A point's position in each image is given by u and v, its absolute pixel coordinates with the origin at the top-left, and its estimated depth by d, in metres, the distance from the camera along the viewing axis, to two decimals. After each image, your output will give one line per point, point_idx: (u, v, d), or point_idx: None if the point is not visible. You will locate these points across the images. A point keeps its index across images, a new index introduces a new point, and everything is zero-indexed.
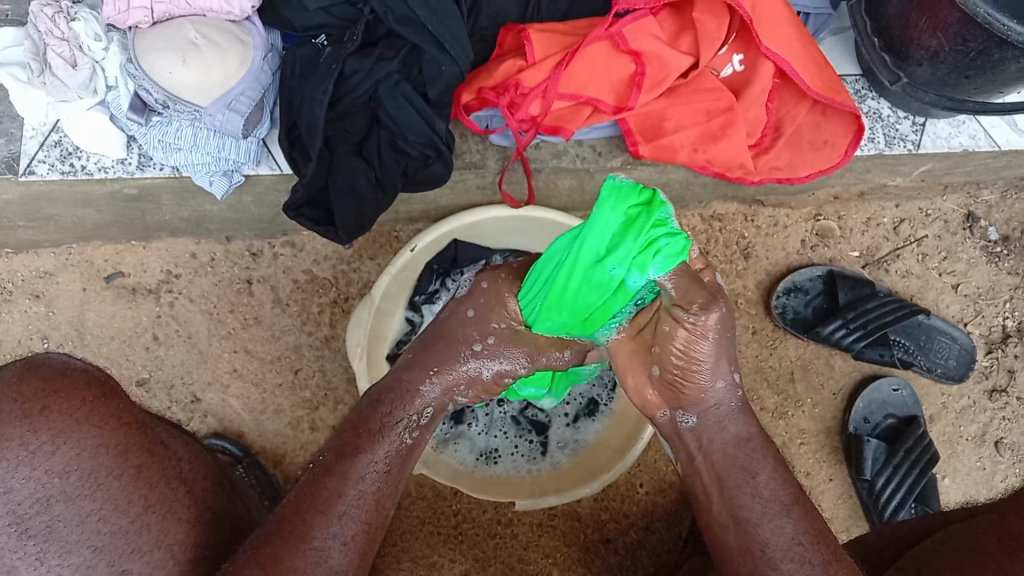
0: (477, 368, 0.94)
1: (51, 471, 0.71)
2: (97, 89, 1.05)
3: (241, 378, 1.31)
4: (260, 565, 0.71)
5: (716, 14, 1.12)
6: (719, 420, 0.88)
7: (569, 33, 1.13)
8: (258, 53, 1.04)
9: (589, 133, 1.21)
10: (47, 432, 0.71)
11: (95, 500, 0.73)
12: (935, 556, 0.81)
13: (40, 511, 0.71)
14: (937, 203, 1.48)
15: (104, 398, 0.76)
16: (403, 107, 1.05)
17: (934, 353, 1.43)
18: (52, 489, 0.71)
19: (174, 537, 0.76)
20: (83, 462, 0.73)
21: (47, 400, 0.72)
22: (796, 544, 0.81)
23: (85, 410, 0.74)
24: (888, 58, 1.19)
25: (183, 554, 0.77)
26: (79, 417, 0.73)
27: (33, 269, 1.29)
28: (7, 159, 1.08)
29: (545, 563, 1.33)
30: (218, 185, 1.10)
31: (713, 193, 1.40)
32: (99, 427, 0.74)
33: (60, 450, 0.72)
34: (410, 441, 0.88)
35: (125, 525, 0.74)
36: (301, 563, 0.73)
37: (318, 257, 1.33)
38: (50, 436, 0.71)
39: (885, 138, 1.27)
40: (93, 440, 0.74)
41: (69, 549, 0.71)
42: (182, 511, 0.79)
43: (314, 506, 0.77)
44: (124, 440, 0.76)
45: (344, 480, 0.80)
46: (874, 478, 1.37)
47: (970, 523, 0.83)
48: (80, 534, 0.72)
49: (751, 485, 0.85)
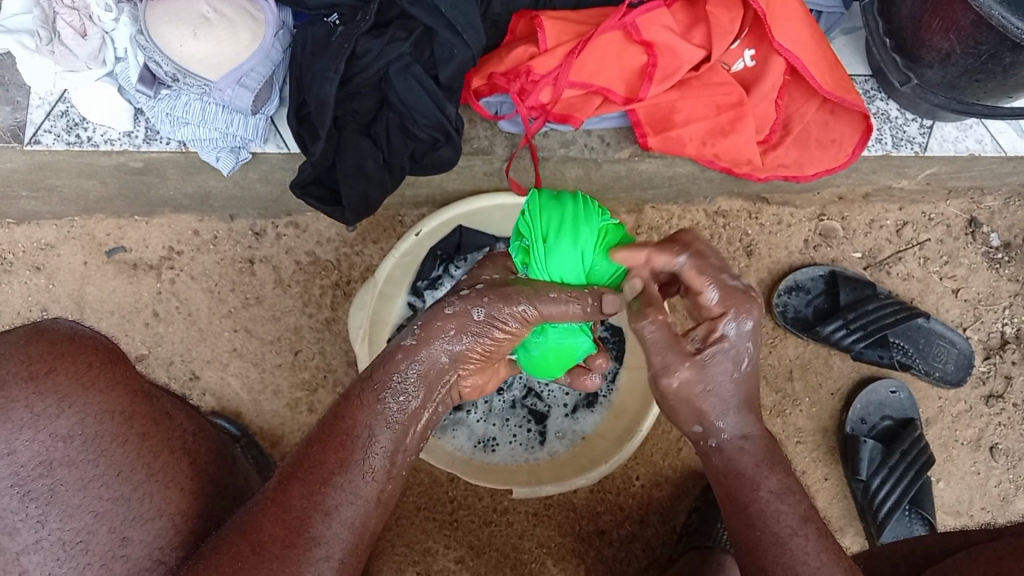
0: (465, 310, 0.85)
1: (55, 434, 0.70)
2: (106, 60, 1.04)
3: (239, 357, 1.30)
4: (241, 530, 0.70)
5: (729, 8, 1.12)
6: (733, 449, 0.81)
7: (581, 22, 1.12)
8: (270, 29, 1.02)
9: (598, 123, 1.20)
10: (51, 396, 0.70)
11: (96, 465, 0.72)
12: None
13: (42, 474, 0.70)
14: (940, 208, 1.48)
15: (110, 363, 0.76)
16: (413, 89, 1.04)
17: (932, 357, 1.43)
18: (55, 452, 0.70)
19: (175, 507, 0.76)
20: (87, 428, 0.72)
21: (54, 362, 0.71)
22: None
23: (90, 375, 0.74)
24: (898, 59, 1.19)
25: (183, 524, 0.76)
26: (83, 382, 0.73)
27: (35, 241, 1.29)
28: (12, 128, 1.07)
29: (539, 552, 1.33)
30: (225, 162, 1.09)
31: (719, 189, 1.40)
32: (103, 393, 0.74)
33: (63, 414, 0.71)
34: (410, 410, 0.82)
35: (128, 491, 0.74)
36: (269, 522, 0.71)
37: (321, 239, 1.32)
38: (56, 400, 0.71)
39: (892, 139, 1.27)
40: (96, 407, 0.73)
41: (70, 512, 0.70)
42: (186, 482, 0.79)
43: (297, 473, 0.75)
44: (130, 408, 0.76)
45: (329, 448, 0.77)
46: (870, 479, 1.37)
47: (997, 544, 0.81)
48: (81, 499, 0.71)
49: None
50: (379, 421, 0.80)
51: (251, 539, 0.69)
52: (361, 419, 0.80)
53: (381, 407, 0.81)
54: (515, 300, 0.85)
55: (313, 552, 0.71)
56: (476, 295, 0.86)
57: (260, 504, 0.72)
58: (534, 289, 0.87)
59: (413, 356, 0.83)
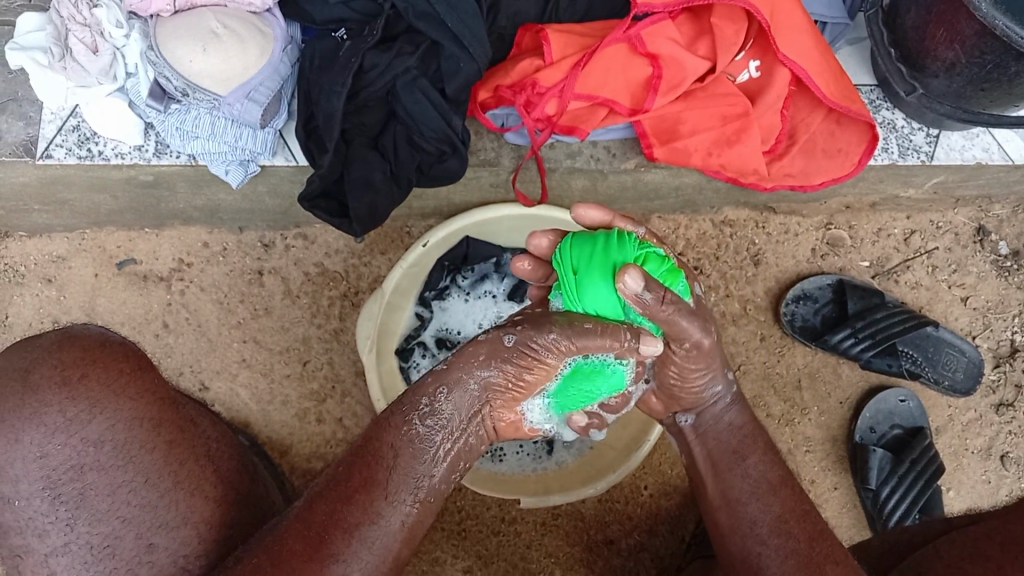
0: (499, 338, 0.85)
1: (87, 439, 0.76)
2: (117, 76, 1.05)
3: (249, 368, 1.31)
4: (271, 556, 0.74)
5: (734, 20, 1.12)
6: (714, 413, 0.97)
7: (586, 34, 1.13)
8: (278, 44, 1.04)
9: (604, 134, 1.21)
10: (84, 400, 0.76)
11: (126, 471, 0.78)
12: (935, 558, 0.84)
13: (73, 478, 0.76)
14: (948, 216, 1.48)
15: (141, 370, 0.81)
16: (420, 102, 1.05)
17: (941, 365, 1.43)
18: (86, 457, 0.76)
19: (200, 514, 0.81)
20: (117, 433, 0.78)
21: (87, 367, 0.77)
22: (781, 522, 0.86)
23: (122, 381, 0.79)
24: (904, 68, 1.19)
25: (209, 532, 0.81)
26: (115, 389, 0.78)
27: (46, 253, 1.30)
28: (25, 143, 1.09)
29: (547, 562, 1.33)
30: (234, 174, 1.10)
31: (725, 198, 1.41)
32: (134, 399, 0.79)
33: (95, 419, 0.77)
34: (426, 431, 0.83)
35: (156, 499, 0.79)
36: (296, 542, 0.75)
37: (330, 250, 1.33)
38: (88, 405, 0.76)
39: (899, 148, 1.27)
40: (127, 412, 0.79)
41: (98, 518, 0.77)
42: (210, 489, 0.83)
43: (326, 495, 0.79)
44: (159, 415, 0.81)
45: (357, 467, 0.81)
46: (879, 488, 1.37)
47: (973, 528, 0.85)
48: (110, 504, 0.77)
49: (740, 467, 0.92)
50: (400, 439, 0.82)
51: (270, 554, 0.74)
52: (389, 439, 0.83)
53: (408, 428, 0.83)
54: (547, 328, 0.84)
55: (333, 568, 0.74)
56: (509, 324, 0.86)
57: (284, 524, 0.77)
58: (569, 320, 0.86)
59: (442, 381, 0.84)
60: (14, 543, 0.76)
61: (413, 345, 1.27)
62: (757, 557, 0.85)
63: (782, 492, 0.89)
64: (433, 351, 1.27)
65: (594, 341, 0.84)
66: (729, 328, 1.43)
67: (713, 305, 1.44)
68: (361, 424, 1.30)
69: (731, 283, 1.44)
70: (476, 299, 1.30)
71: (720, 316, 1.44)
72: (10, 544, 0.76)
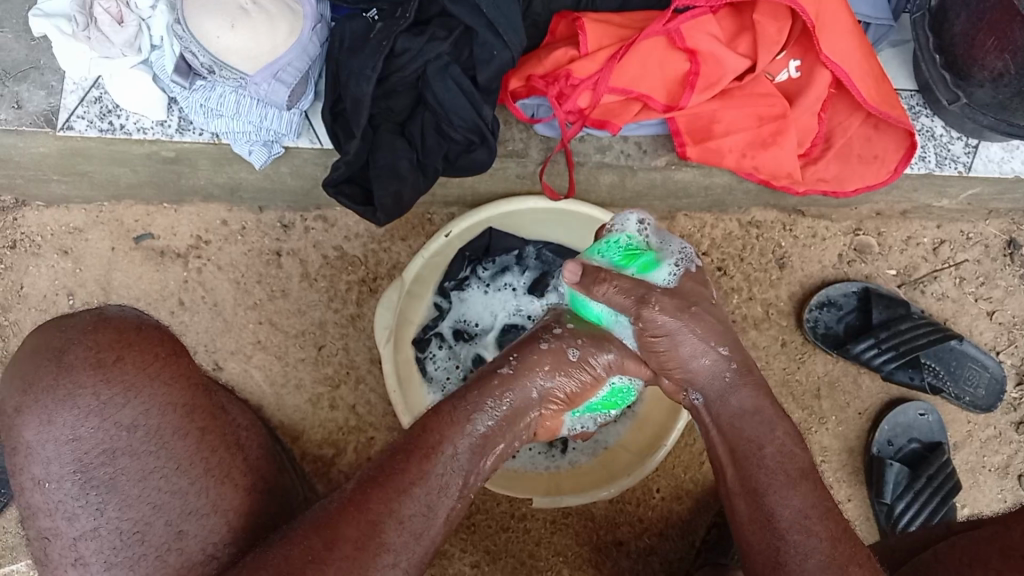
0: (564, 347, 0.94)
1: (119, 423, 0.78)
2: (142, 48, 1.03)
3: (262, 350, 1.29)
4: (317, 526, 0.74)
5: (777, 18, 1.09)
6: (719, 393, 0.91)
7: (624, 26, 1.10)
8: (308, 23, 1.00)
9: (636, 130, 1.18)
10: (118, 384, 0.78)
11: (158, 457, 0.79)
12: (936, 563, 0.86)
13: (103, 462, 0.78)
14: (979, 227, 1.44)
15: (174, 356, 0.83)
16: (451, 90, 1.02)
17: (964, 380, 1.40)
18: (118, 441, 0.78)
19: (229, 502, 0.81)
20: (150, 418, 0.79)
21: (121, 350, 0.80)
22: (804, 518, 0.82)
23: (156, 365, 0.81)
24: (948, 76, 1.16)
25: (237, 520, 0.81)
26: (149, 371, 0.80)
27: (63, 225, 1.28)
28: (47, 113, 1.07)
29: (554, 561, 1.31)
30: (258, 155, 1.09)
31: (754, 199, 1.38)
32: (167, 384, 0.81)
33: (129, 403, 0.79)
34: (484, 431, 0.86)
35: (186, 485, 0.79)
36: (353, 531, 0.74)
37: (349, 234, 1.31)
38: (122, 388, 0.79)
39: (936, 158, 1.24)
40: (160, 397, 0.80)
41: (128, 503, 0.78)
42: (239, 478, 0.83)
43: (379, 480, 0.78)
44: (191, 401, 0.82)
45: (413, 457, 0.80)
46: (894, 503, 1.35)
47: (974, 532, 0.88)
48: (141, 490, 0.78)
49: (757, 456, 0.86)
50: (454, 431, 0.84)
51: (322, 534, 0.74)
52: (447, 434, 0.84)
53: (470, 427, 0.85)
54: (607, 348, 0.95)
55: (382, 558, 0.75)
56: (568, 335, 0.95)
57: (339, 503, 0.76)
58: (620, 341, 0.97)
59: (509, 386, 0.90)
60: (44, 524, 0.78)
61: (430, 335, 1.26)
62: (775, 552, 0.82)
63: (808, 481, 0.85)
64: (450, 343, 1.27)
65: (635, 366, 0.97)
66: (751, 331, 1.41)
67: (735, 307, 1.41)
68: (374, 412, 1.29)
69: (755, 286, 1.41)
70: (496, 292, 1.28)
71: (741, 320, 1.41)
72: (38, 526, 0.78)
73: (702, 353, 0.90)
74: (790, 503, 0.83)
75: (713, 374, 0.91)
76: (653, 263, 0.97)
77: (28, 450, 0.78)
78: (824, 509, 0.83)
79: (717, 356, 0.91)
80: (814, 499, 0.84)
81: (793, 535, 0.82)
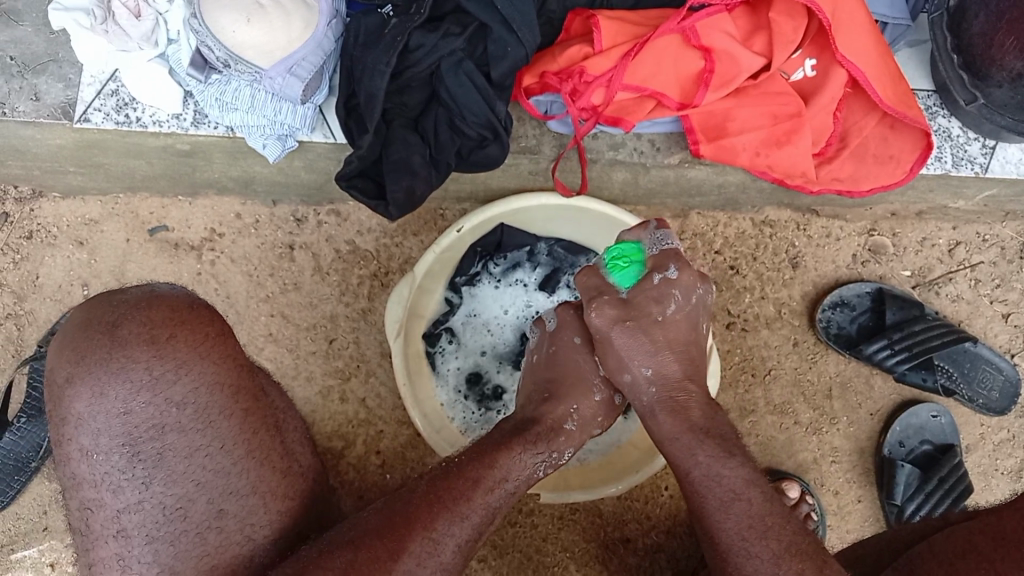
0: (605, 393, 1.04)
1: (170, 400, 0.80)
2: (158, 42, 1.04)
3: (274, 343, 1.30)
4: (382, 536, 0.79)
5: (793, 16, 1.08)
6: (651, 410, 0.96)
7: (639, 23, 1.10)
8: (324, 18, 1.00)
9: (649, 128, 1.18)
10: (171, 361, 0.80)
11: (205, 435, 0.81)
12: (933, 557, 0.85)
13: (153, 437, 0.79)
14: (995, 229, 1.43)
15: (223, 336, 0.84)
16: (465, 86, 1.03)
17: (977, 383, 1.39)
18: (168, 417, 0.80)
19: (268, 484, 0.83)
20: (200, 397, 0.81)
21: (175, 329, 0.81)
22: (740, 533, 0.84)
23: (207, 345, 0.82)
24: (965, 76, 1.15)
25: (275, 504, 0.84)
26: (201, 352, 0.81)
27: (79, 216, 1.29)
28: (64, 105, 1.08)
29: (562, 556, 1.32)
30: (271, 149, 1.09)
31: (768, 198, 1.37)
32: (216, 363, 0.82)
33: (180, 381, 0.80)
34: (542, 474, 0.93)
35: (229, 466, 0.81)
36: (417, 547, 0.79)
37: (362, 229, 1.31)
38: (175, 365, 0.80)
39: (952, 158, 1.24)
40: (211, 376, 0.81)
41: (174, 478, 0.79)
42: (277, 460, 0.85)
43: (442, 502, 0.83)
44: (238, 382, 0.83)
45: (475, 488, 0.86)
46: (905, 504, 1.35)
47: (972, 525, 0.87)
48: (187, 466, 0.80)
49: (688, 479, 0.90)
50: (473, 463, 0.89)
51: (388, 545, 0.78)
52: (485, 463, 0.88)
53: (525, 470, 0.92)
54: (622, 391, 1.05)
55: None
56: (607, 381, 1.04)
57: (396, 520, 0.80)
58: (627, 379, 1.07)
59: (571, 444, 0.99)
60: (88, 495, 0.79)
61: (440, 330, 1.26)
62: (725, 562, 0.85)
63: (740, 502, 0.86)
64: (460, 337, 1.27)
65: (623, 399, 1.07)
66: (762, 331, 1.40)
67: (747, 306, 1.41)
68: (384, 405, 1.30)
69: (767, 285, 1.41)
70: (507, 287, 1.29)
71: (753, 319, 1.40)
72: (82, 497, 0.79)
73: (625, 368, 0.99)
74: (724, 527, 0.86)
75: (636, 389, 0.99)
76: (634, 276, 1.01)
77: (78, 421, 0.79)
78: (764, 527, 0.84)
79: (640, 376, 0.98)
80: (752, 517, 0.85)
81: (733, 556, 0.84)
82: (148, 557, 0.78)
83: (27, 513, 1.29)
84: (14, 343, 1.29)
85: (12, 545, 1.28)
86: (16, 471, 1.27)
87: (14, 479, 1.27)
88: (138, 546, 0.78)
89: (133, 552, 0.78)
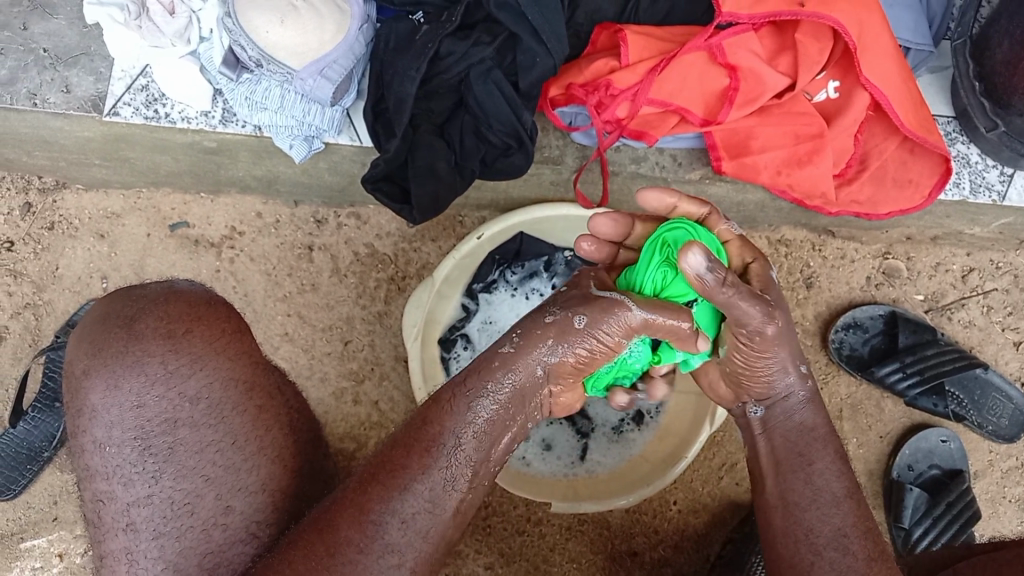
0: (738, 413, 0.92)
1: (184, 395, 0.80)
2: (191, 39, 1.06)
3: (290, 342, 1.31)
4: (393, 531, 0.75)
5: (819, 38, 1.09)
6: (785, 409, 0.90)
7: (666, 39, 1.11)
8: (355, 23, 1.01)
9: (672, 143, 1.19)
10: (186, 355, 0.81)
11: (216, 430, 0.81)
12: None
13: (164, 432, 0.79)
14: (1010, 257, 1.44)
15: (240, 335, 0.85)
16: (493, 94, 1.04)
17: (986, 409, 1.39)
18: (181, 412, 0.80)
19: (277, 483, 0.82)
20: (213, 392, 0.81)
21: (191, 324, 0.83)
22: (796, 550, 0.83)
23: (223, 342, 0.83)
24: (986, 103, 1.16)
25: (282, 504, 0.82)
26: (216, 348, 0.83)
27: (101, 209, 1.30)
28: (94, 98, 1.09)
29: (569, 567, 1.31)
30: (298, 150, 1.09)
31: (786, 217, 1.38)
32: (232, 360, 0.83)
33: (194, 376, 0.81)
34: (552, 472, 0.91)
35: (239, 462, 0.81)
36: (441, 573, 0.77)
37: (381, 232, 1.32)
38: (190, 360, 0.81)
39: (971, 185, 1.24)
40: (225, 373, 0.82)
41: (183, 474, 0.79)
42: (289, 460, 0.84)
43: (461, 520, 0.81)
44: (252, 380, 0.84)
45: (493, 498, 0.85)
46: (912, 528, 1.35)
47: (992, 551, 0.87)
48: (197, 461, 0.79)
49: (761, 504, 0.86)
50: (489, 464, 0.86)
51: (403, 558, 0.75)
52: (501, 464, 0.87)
53: None
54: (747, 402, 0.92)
55: None
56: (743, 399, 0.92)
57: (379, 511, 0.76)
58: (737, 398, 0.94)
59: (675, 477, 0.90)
60: (99, 488, 0.79)
61: (456, 336, 1.26)
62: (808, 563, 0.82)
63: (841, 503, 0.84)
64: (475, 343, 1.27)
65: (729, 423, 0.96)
66: None
67: None
68: (397, 409, 1.30)
69: None
70: (523, 296, 1.29)
71: None
72: (94, 489, 0.80)
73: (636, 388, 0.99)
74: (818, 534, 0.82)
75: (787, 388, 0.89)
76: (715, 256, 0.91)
77: (92, 414, 0.80)
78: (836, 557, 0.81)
79: None
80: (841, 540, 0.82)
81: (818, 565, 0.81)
82: (154, 552, 0.77)
83: (37, 502, 1.29)
84: (31, 333, 1.29)
85: (22, 533, 1.28)
86: (28, 460, 1.28)
87: (27, 467, 1.28)
88: (145, 541, 0.77)
89: (140, 546, 0.77)
